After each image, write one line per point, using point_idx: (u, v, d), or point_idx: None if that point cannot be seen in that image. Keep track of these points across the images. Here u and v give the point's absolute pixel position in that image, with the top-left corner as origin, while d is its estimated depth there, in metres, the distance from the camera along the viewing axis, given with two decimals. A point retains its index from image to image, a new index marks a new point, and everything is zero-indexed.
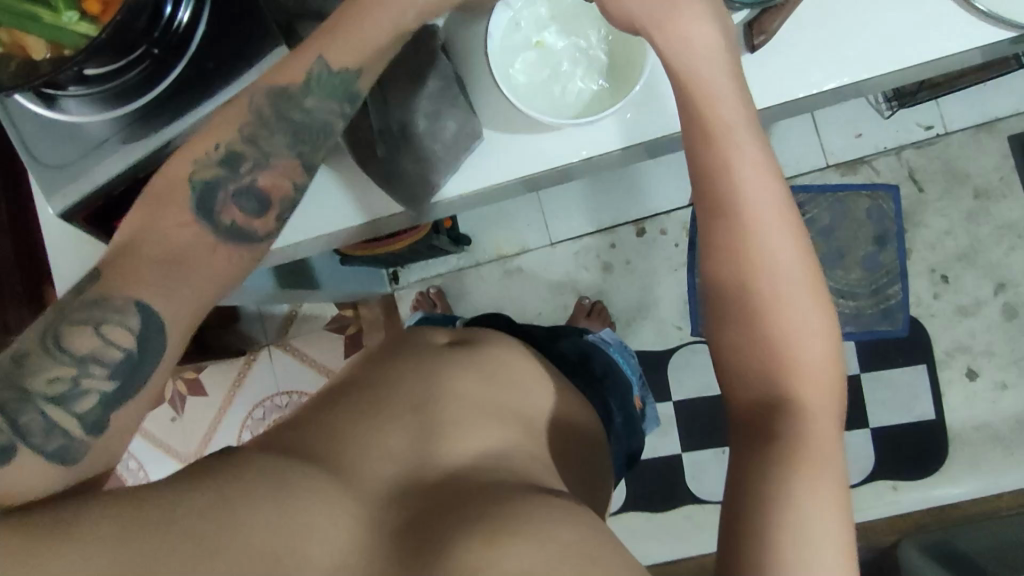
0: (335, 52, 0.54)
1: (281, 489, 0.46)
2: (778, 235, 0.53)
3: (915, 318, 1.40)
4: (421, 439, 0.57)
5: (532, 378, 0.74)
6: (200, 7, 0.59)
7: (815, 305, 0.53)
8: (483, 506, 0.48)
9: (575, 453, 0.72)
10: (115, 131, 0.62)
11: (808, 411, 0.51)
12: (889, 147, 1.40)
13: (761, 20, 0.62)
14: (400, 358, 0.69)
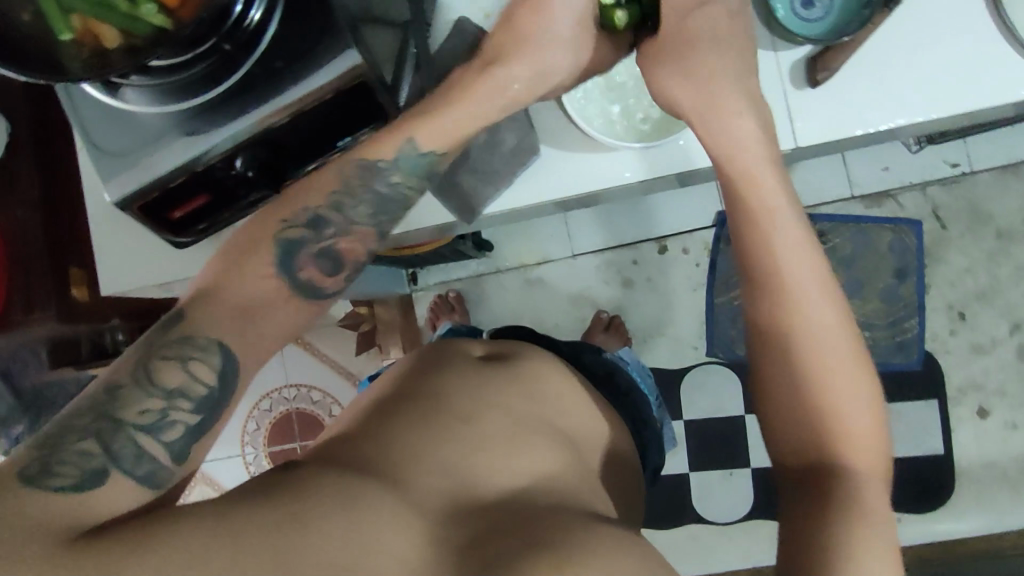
0: (427, 136, 0.59)
1: (352, 500, 0.47)
2: (813, 288, 0.59)
3: (930, 353, 1.41)
4: (473, 452, 0.59)
5: (568, 391, 0.76)
6: (270, 9, 0.59)
7: (854, 353, 0.57)
8: (543, 531, 0.50)
9: (608, 470, 0.73)
10: (177, 122, 0.61)
11: (854, 446, 0.55)
12: (915, 182, 1.41)
13: (824, 56, 0.63)
14: (447, 371, 0.70)
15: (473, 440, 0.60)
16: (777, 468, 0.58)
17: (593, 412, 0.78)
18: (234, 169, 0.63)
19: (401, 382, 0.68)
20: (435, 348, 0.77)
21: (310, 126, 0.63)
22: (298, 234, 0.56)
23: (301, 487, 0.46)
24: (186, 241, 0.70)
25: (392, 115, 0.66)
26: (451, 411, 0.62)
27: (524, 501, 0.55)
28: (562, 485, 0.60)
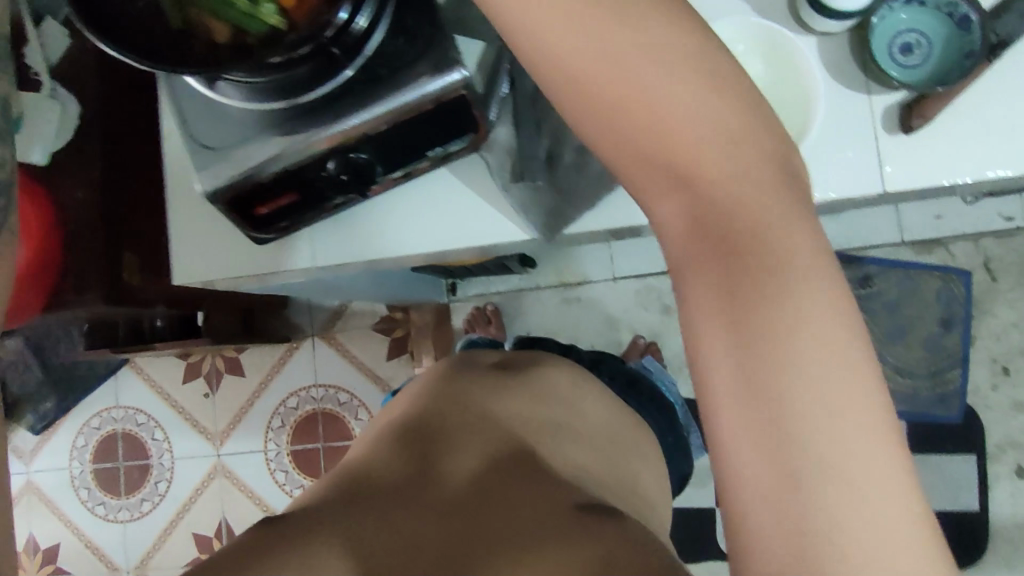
0: None
1: (357, 523, 0.55)
2: (627, 85, 0.42)
3: (971, 407, 1.38)
4: (474, 460, 0.66)
5: (583, 392, 0.82)
6: (377, 20, 0.59)
7: (713, 121, 0.41)
8: (526, 524, 0.56)
9: (627, 460, 0.77)
10: (271, 120, 0.62)
11: (796, 321, 0.38)
12: (968, 233, 1.39)
13: (921, 103, 0.62)
14: (458, 384, 0.77)
15: (474, 448, 0.67)
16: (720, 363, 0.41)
17: (608, 410, 0.83)
18: (326, 170, 0.64)
19: (418, 396, 0.76)
20: (457, 357, 0.85)
21: (403, 136, 0.63)
22: None
23: (316, 516, 0.56)
24: (265, 237, 0.70)
25: (483, 128, 0.64)
26: (454, 427, 0.70)
27: (518, 485, 0.62)
28: (564, 470, 0.66)
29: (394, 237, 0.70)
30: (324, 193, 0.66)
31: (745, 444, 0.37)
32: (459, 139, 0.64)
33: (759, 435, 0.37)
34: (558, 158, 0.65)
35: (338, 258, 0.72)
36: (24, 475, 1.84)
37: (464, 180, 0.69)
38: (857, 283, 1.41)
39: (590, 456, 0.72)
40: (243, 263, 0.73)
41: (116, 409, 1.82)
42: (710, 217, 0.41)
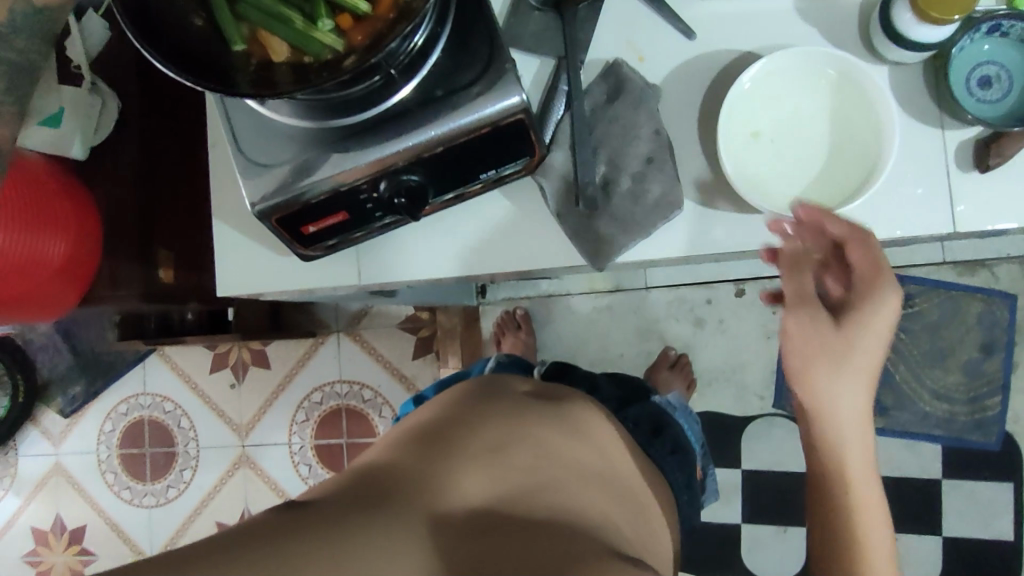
0: None
1: (370, 525, 0.48)
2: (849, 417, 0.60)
3: (1010, 434, 1.35)
4: (500, 480, 0.59)
5: (616, 445, 0.74)
6: (436, 38, 0.58)
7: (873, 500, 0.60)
8: (552, 557, 0.49)
9: (645, 515, 0.69)
10: (327, 137, 0.61)
11: None
12: (1015, 255, 1.34)
13: (999, 141, 0.59)
14: (487, 402, 0.71)
15: (498, 468, 0.60)
16: None
17: (633, 464, 0.76)
18: (377, 192, 0.62)
19: (443, 410, 0.69)
20: (486, 382, 0.78)
21: (459, 158, 0.61)
22: None
23: (326, 509, 0.49)
24: (313, 254, 0.69)
25: (539, 152, 0.63)
26: (479, 440, 0.63)
27: (547, 523, 0.54)
28: (589, 515, 0.58)
29: (436, 260, 0.69)
30: (373, 213, 0.65)
31: None
32: (514, 162, 0.63)
33: None
34: (614, 186, 0.64)
35: (386, 277, 0.70)
36: (52, 457, 1.87)
37: (513, 203, 0.67)
38: None
39: (614, 505, 0.63)
40: (287, 277, 0.72)
41: (143, 396, 1.83)
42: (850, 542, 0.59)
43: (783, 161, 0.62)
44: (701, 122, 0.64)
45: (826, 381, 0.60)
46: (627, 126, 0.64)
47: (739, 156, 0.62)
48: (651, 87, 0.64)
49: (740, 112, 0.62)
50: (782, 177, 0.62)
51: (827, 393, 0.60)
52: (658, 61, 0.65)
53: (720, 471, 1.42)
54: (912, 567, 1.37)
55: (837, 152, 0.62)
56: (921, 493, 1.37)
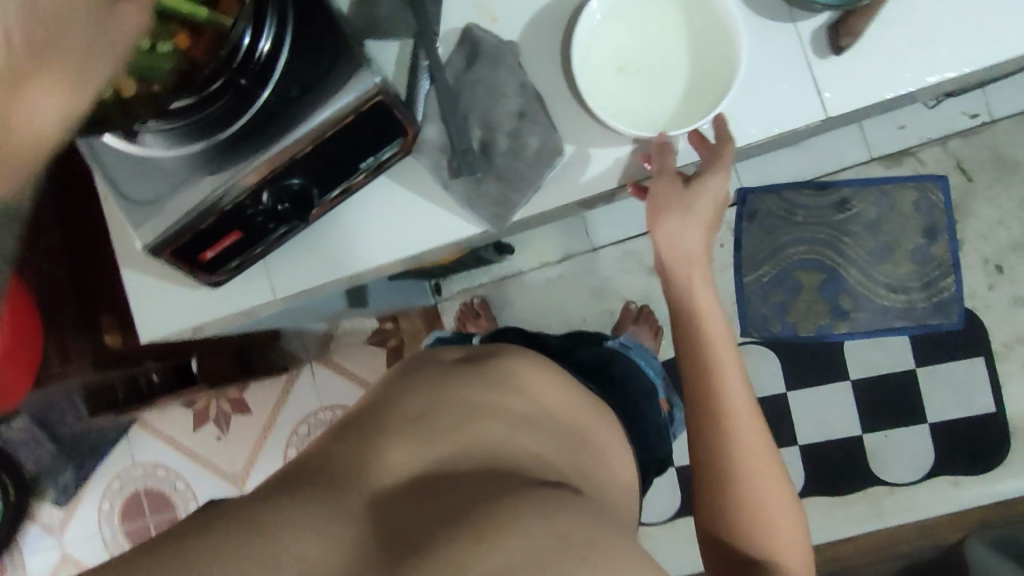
0: None
1: (287, 511, 0.50)
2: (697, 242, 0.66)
3: (971, 310, 1.38)
4: (425, 447, 0.59)
5: (554, 393, 0.76)
6: (280, 37, 0.57)
7: (723, 333, 0.67)
8: (472, 510, 0.50)
9: (590, 455, 0.71)
10: (200, 161, 0.61)
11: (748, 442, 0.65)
12: (934, 138, 1.39)
13: (847, 21, 0.60)
14: (415, 374, 0.72)
15: (420, 432, 0.61)
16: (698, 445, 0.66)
17: (579, 413, 0.77)
18: (263, 203, 0.63)
19: (373, 394, 0.71)
20: (416, 359, 0.79)
21: (329, 152, 0.62)
22: None
23: (244, 511, 0.50)
24: (219, 280, 0.69)
25: (411, 130, 0.63)
26: (403, 412, 0.64)
27: (467, 475, 0.56)
28: (515, 457, 0.60)
29: (338, 256, 0.69)
30: (267, 226, 0.65)
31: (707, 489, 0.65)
32: (389, 145, 0.64)
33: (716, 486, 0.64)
34: (493, 147, 0.65)
35: (298, 286, 0.71)
36: (58, 550, 1.85)
37: (402, 184, 0.67)
38: (835, 208, 1.41)
39: (548, 450, 0.65)
40: (204, 308, 0.72)
41: (134, 469, 1.82)
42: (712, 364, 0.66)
43: (648, 88, 0.63)
44: (563, 66, 0.65)
45: (676, 230, 0.65)
46: (490, 82, 0.64)
47: (606, 91, 0.63)
48: (507, 44, 0.64)
49: (595, 47, 0.63)
50: (652, 102, 0.63)
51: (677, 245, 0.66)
52: (511, 16, 0.66)
53: None
54: (907, 460, 1.39)
55: (699, 67, 0.62)
56: (899, 386, 1.40)
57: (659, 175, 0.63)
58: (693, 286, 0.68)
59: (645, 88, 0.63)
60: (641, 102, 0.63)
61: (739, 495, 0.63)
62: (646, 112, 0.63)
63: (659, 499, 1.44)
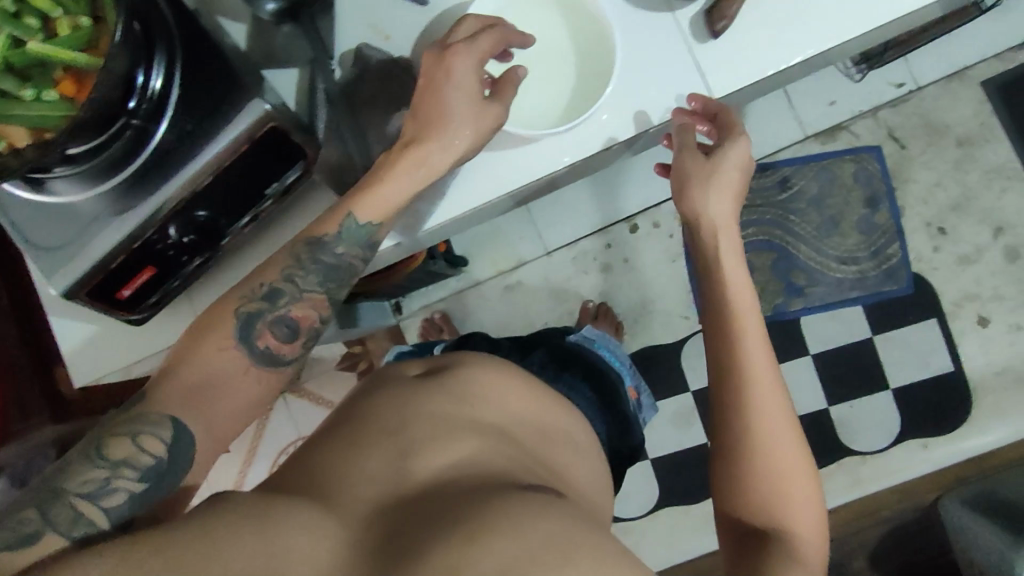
0: (358, 208, 0.64)
1: (271, 519, 0.49)
2: (721, 208, 0.67)
3: (919, 274, 1.41)
4: (402, 458, 0.60)
5: (520, 396, 0.76)
6: (173, 71, 0.58)
7: (750, 305, 0.67)
8: (458, 512, 0.51)
9: (552, 454, 0.72)
10: (106, 203, 0.62)
11: (778, 421, 0.64)
12: (864, 110, 1.42)
13: (720, 6, 0.65)
14: (382, 391, 0.72)
15: (398, 444, 0.61)
16: (723, 425, 0.65)
17: (542, 410, 0.77)
18: (171, 237, 0.64)
19: (343, 415, 0.70)
20: (379, 376, 0.78)
21: (231, 181, 0.63)
22: (256, 307, 0.62)
23: (239, 509, 0.50)
24: (141, 316, 0.70)
25: (311, 153, 0.65)
26: (380, 426, 0.64)
27: (449, 484, 0.56)
28: (492, 464, 0.61)
29: None
30: (180, 257, 0.67)
31: (734, 468, 0.64)
32: (291, 169, 0.66)
33: (745, 465, 0.63)
34: None
35: None
36: None
37: (312, 206, 0.70)
38: (777, 187, 1.43)
39: (523, 457, 0.65)
40: (134, 346, 0.74)
41: None
42: (742, 337, 0.65)
43: (541, 89, 0.68)
44: None
45: (699, 194, 0.67)
46: (396, 98, 0.67)
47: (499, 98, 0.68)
48: (398, 60, 0.68)
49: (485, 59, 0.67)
50: (547, 100, 0.68)
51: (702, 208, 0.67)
52: (401, 34, 0.69)
53: (673, 398, 1.45)
54: (874, 427, 1.41)
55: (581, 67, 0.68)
56: (859, 355, 1.42)
57: (683, 151, 0.67)
58: (723, 255, 0.67)
59: (538, 89, 0.68)
60: (537, 105, 0.68)
61: (767, 475, 0.63)
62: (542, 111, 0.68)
63: (638, 492, 1.45)
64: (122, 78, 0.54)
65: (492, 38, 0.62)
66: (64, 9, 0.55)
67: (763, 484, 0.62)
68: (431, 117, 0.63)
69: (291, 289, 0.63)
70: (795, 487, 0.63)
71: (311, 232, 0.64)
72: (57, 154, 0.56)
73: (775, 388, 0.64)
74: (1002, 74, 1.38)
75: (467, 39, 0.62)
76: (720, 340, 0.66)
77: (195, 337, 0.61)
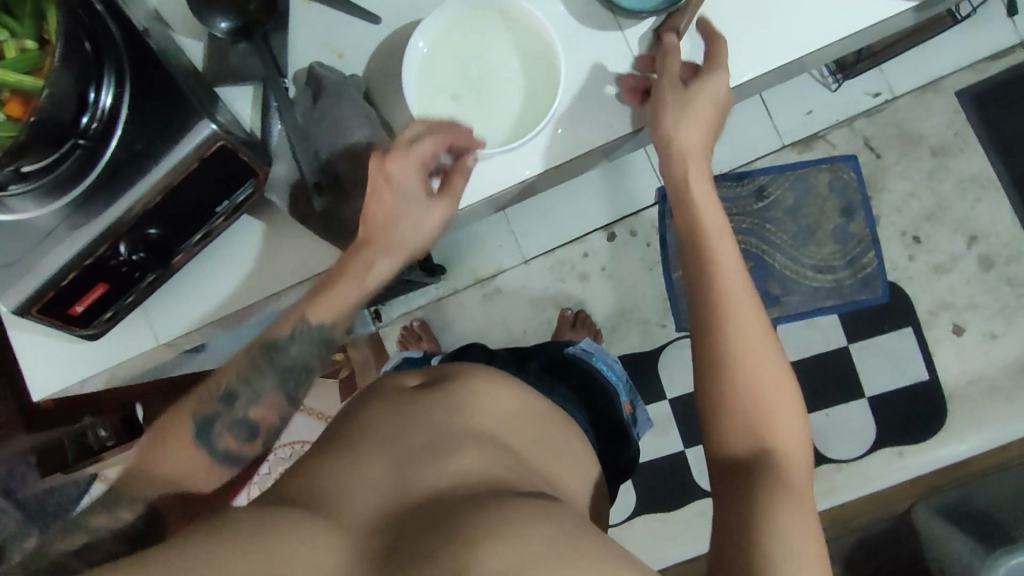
0: (314, 312, 0.65)
1: (273, 535, 0.49)
2: (689, 126, 0.66)
3: (894, 283, 1.41)
4: (401, 467, 0.60)
5: (516, 398, 0.75)
6: (121, 88, 0.60)
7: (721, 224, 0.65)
8: (460, 521, 0.51)
9: (544, 457, 0.71)
10: (60, 220, 0.62)
11: (754, 327, 0.62)
12: (841, 120, 1.43)
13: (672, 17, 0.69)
14: (378, 401, 0.72)
15: (397, 455, 0.61)
16: (702, 338, 0.63)
17: (536, 412, 0.77)
18: (122, 255, 0.65)
19: (339, 426, 0.70)
20: (374, 386, 0.78)
21: (182, 197, 0.64)
22: (215, 410, 0.64)
23: (239, 526, 0.50)
24: (98, 331, 0.72)
25: (262, 171, 0.67)
26: (378, 437, 0.64)
27: (450, 493, 0.56)
28: (491, 472, 0.61)
29: (213, 296, 0.73)
30: (134, 274, 0.68)
31: (718, 382, 0.61)
32: (243, 186, 0.67)
33: (729, 377, 0.60)
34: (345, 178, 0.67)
35: (176, 331, 0.74)
36: None
37: (268, 225, 0.72)
38: (755, 197, 1.44)
39: (521, 465, 0.66)
40: (92, 361, 0.74)
41: None
42: (714, 249, 0.64)
43: (489, 109, 0.69)
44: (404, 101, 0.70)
45: (674, 119, 0.66)
46: (341, 119, 0.66)
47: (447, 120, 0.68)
48: (350, 79, 0.69)
49: (432, 82, 0.68)
50: (496, 117, 0.69)
51: (676, 128, 0.66)
52: (356, 54, 0.71)
53: (650, 406, 1.46)
54: (850, 435, 1.41)
55: (530, 87, 0.68)
56: (835, 364, 1.42)
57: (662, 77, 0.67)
58: (691, 172, 0.66)
59: (485, 108, 0.69)
60: (486, 125, 0.69)
61: (750, 382, 0.60)
62: (492, 134, 0.69)
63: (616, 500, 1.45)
64: (72, 95, 0.56)
65: (434, 141, 0.63)
66: (10, 32, 0.56)
67: (748, 395, 0.60)
68: (382, 219, 0.64)
69: (248, 393, 0.65)
70: (779, 393, 0.61)
71: (269, 334, 0.66)
72: (10, 172, 0.56)
73: (749, 297, 0.63)
74: (976, 85, 1.38)
75: (409, 146, 0.62)
76: (696, 259, 0.64)
77: (158, 437, 0.64)
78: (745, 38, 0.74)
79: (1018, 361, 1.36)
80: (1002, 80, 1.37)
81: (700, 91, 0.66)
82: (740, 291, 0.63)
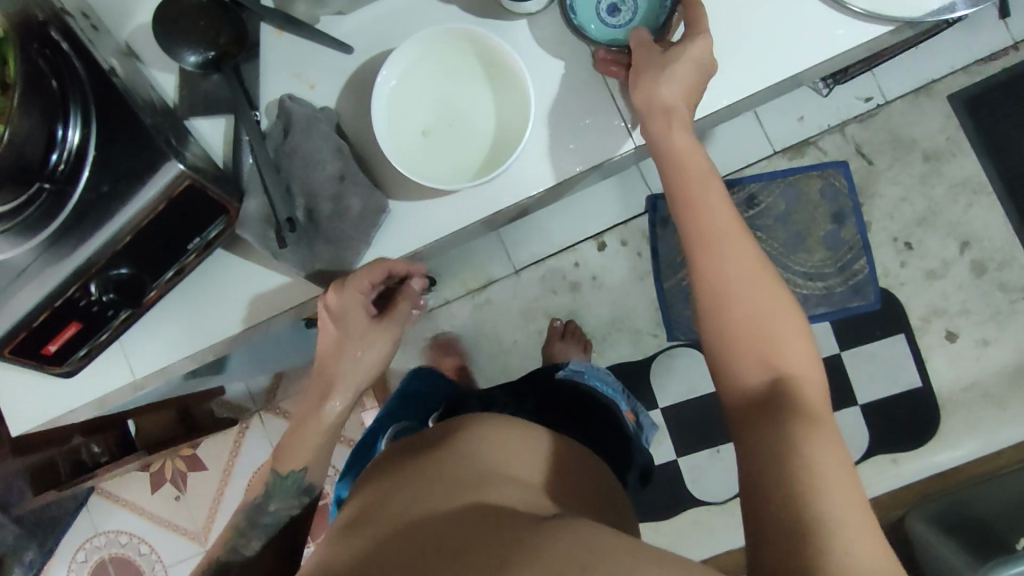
0: (286, 460, 0.76)
1: None
2: (671, 82, 0.64)
3: (886, 289, 1.40)
4: (423, 513, 0.60)
5: (532, 435, 0.75)
6: (89, 127, 0.60)
7: (706, 177, 0.65)
8: (487, 551, 0.51)
9: (563, 486, 0.70)
10: (31, 260, 0.61)
11: (746, 260, 0.62)
12: (833, 126, 1.41)
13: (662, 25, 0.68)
14: (398, 464, 0.71)
15: (418, 505, 0.61)
16: (704, 286, 0.62)
17: (549, 444, 0.76)
18: (93, 295, 0.65)
19: (364, 495, 0.70)
20: (394, 450, 0.77)
21: (153, 236, 0.64)
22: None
23: None
24: (72, 368, 0.72)
25: (232, 208, 0.67)
26: (400, 496, 0.64)
27: (472, 524, 0.56)
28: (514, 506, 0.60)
29: (188, 332, 0.72)
30: (105, 314, 0.68)
31: (725, 326, 0.61)
32: (214, 223, 0.68)
33: (732, 319, 0.60)
34: (318, 212, 0.68)
35: (154, 366, 0.73)
36: None
37: (243, 255, 0.72)
38: (745, 206, 1.43)
39: (542, 498, 0.65)
40: (70, 395, 0.74)
41: (98, 537, 1.68)
42: (698, 202, 0.63)
43: (460, 140, 0.68)
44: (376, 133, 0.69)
45: (652, 80, 0.64)
46: (309, 155, 0.67)
47: (419, 152, 0.68)
48: (322, 112, 0.69)
49: (404, 115, 0.68)
50: (470, 141, 0.68)
51: (657, 86, 0.64)
52: (328, 85, 0.71)
53: None
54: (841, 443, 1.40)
55: (503, 115, 0.68)
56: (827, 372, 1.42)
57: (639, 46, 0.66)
58: (674, 132, 0.65)
59: (457, 136, 0.68)
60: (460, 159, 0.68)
61: (755, 317, 0.60)
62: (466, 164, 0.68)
63: None
64: (37, 133, 0.56)
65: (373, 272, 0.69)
66: None
67: (757, 330, 0.59)
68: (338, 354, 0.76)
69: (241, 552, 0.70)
70: (785, 316, 0.60)
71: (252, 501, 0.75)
72: None
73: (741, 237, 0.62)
74: (970, 88, 1.37)
75: (343, 282, 0.69)
76: (686, 209, 0.64)
77: None
78: (724, 61, 0.73)
79: (1012, 366, 1.35)
80: (995, 84, 1.36)
81: (682, 55, 0.64)
82: (729, 231, 0.62)
